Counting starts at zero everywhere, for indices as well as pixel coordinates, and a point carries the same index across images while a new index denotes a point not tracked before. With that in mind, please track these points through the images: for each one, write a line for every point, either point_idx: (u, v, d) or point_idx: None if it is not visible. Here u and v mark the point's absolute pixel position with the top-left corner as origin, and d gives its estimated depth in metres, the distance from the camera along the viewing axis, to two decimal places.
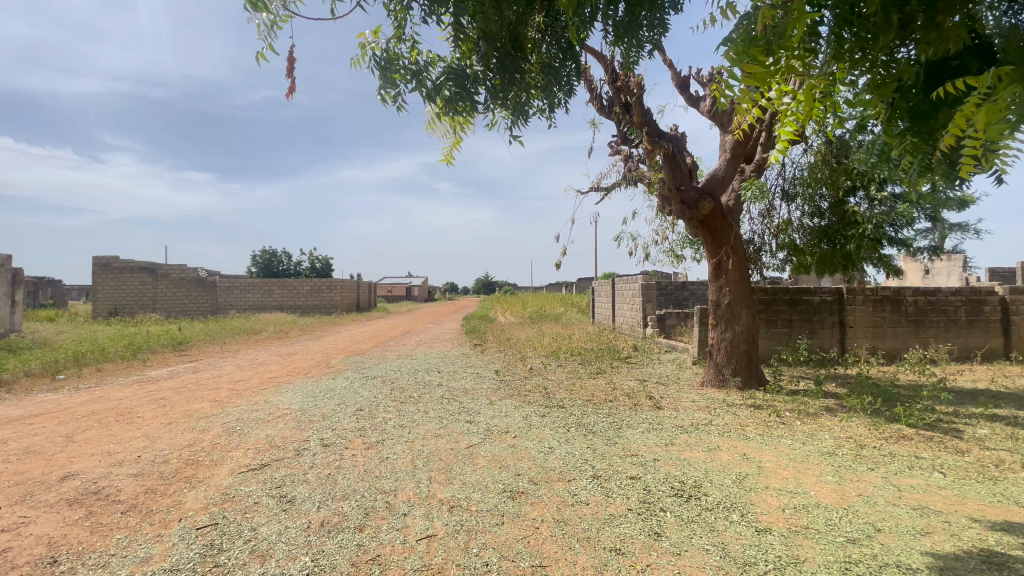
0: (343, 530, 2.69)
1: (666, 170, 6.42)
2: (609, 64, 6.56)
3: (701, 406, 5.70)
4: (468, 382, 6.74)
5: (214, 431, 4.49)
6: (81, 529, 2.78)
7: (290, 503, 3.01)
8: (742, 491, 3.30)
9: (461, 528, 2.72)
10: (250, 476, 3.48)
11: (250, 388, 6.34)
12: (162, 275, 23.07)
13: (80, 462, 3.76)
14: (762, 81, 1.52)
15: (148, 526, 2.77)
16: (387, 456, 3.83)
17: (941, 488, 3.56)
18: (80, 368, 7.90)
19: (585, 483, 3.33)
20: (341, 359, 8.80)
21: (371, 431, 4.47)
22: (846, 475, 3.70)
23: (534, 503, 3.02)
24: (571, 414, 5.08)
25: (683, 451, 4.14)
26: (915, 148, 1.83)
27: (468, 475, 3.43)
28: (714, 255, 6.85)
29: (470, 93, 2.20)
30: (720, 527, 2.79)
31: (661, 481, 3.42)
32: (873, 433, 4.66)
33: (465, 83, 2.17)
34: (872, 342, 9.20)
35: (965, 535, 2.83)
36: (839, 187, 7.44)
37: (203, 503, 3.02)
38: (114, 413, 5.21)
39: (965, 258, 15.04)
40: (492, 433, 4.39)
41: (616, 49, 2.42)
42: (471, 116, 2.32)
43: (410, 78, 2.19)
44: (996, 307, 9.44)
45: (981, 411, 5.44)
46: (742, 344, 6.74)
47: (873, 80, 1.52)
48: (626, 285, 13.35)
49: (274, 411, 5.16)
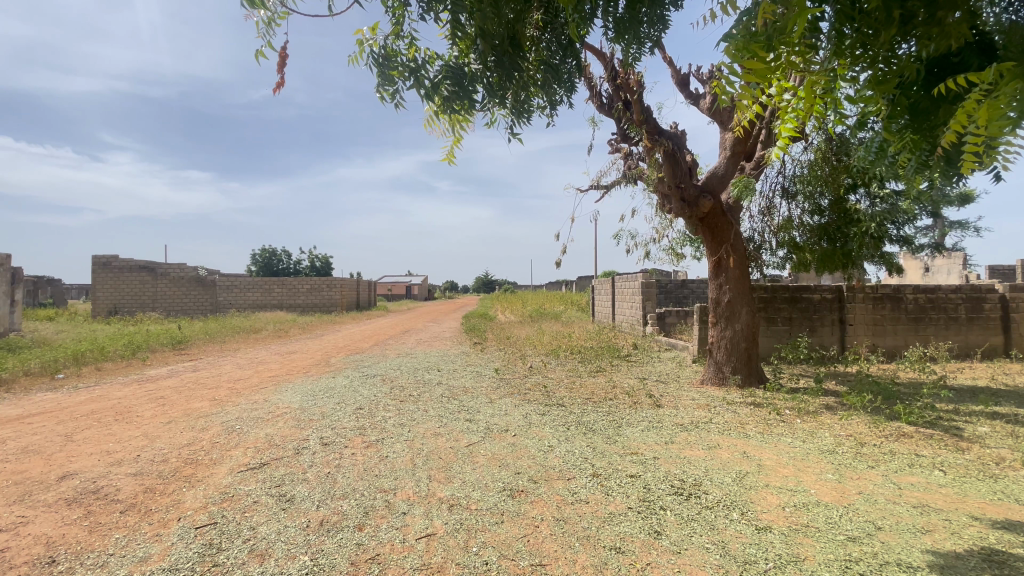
0: (343, 529, 2.69)
1: (666, 168, 6.40)
2: (609, 62, 6.54)
3: (701, 404, 5.70)
4: (468, 381, 6.72)
5: (213, 431, 4.49)
6: (79, 529, 2.77)
7: (289, 502, 3.00)
8: (742, 489, 3.29)
9: (461, 527, 2.71)
10: (249, 475, 3.47)
11: (250, 387, 6.34)
12: (162, 274, 23.06)
13: (78, 462, 3.76)
14: (763, 79, 1.48)
15: (147, 526, 2.76)
16: (387, 455, 3.82)
17: (942, 486, 3.55)
18: (79, 368, 7.89)
19: (585, 481, 3.33)
20: (341, 358, 8.79)
21: (371, 430, 4.47)
22: (846, 473, 3.70)
23: (534, 502, 3.01)
24: (570, 413, 5.06)
25: (683, 449, 4.13)
26: (916, 145, 1.82)
27: (467, 474, 3.42)
28: (714, 253, 6.83)
29: (469, 92, 2.18)
30: (720, 526, 2.78)
31: (661, 480, 3.41)
32: (873, 431, 4.66)
33: (463, 82, 2.13)
34: (872, 339, 9.19)
35: (966, 534, 2.82)
36: (840, 185, 7.44)
37: (202, 503, 3.01)
38: (113, 413, 5.20)
39: (964, 255, 15.04)
40: (492, 432, 4.38)
41: (616, 46, 2.40)
42: (470, 114, 2.30)
43: (407, 76, 2.16)
44: (995, 304, 9.43)
45: (981, 409, 5.43)
46: (742, 342, 6.73)
47: (874, 77, 1.50)
48: (626, 284, 13.34)
49: (273, 410, 5.15)
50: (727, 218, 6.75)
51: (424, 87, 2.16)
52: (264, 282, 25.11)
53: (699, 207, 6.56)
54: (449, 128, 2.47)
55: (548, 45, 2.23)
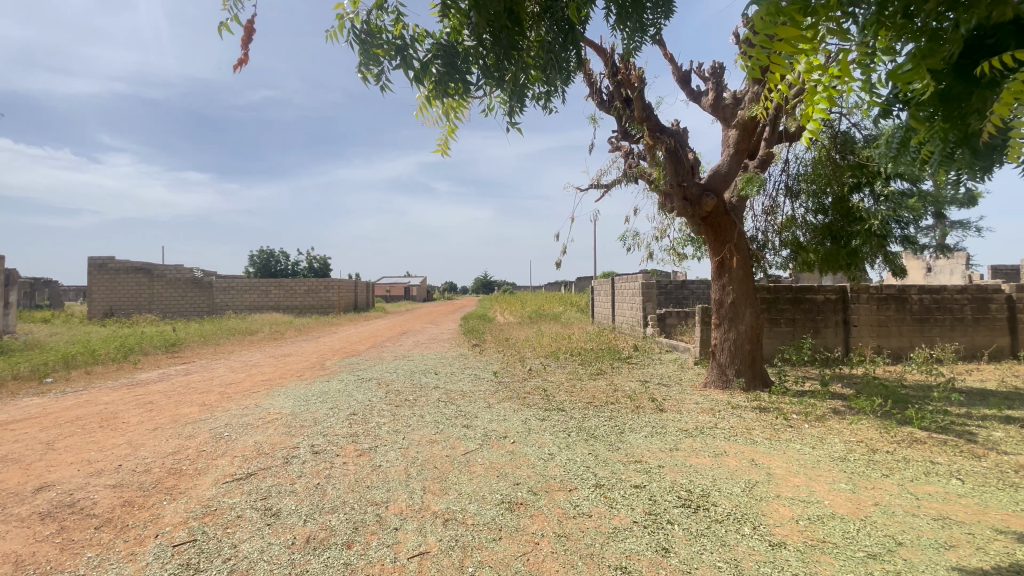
0: (330, 547, 2.52)
1: (668, 165, 6.26)
2: (609, 57, 6.41)
3: (705, 409, 5.54)
4: (466, 384, 6.58)
5: (200, 438, 4.33)
6: (50, 546, 2.61)
7: (275, 516, 2.84)
8: (752, 500, 3.13)
9: (456, 545, 2.54)
10: (234, 486, 3.30)
11: (242, 391, 6.17)
12: (159, 275, 22.88)
13: (57, 472, 3.59)
14: (795, 50, 1.31)
15: (121, 544, 2.59)
16: (379, 464, 3.66)
17: (961, 496, 3.40)
18: (68, 371, 7.71)
19: (587, 492, 3.17)
20: (337, 360, 8.63)
21: (364, 437, 4.30)
22: (860, 483, 3.54)
23: (535, 516, 2.85)
24: (572, 418, 4.91)
25: (689, 457, 3.98)
26: (944, 135, 1.68)
27: (464, 485, 3.26)
28: (717, 253, 6.67)
29: (461, 72, 1.99)
30: (732, 542, 2.63)
31: (667, 491, 3.25)
32: (885, 437, 4.51)
33: (456, 61, 1.96)
34: (877, 341, 9.03)
35: (992, 549, 2.66)
36: (844, 183, 7.13)
37: (182, 518, 2.84)
38: (99, 418, 5.04)
39: (967, 255, 14.93)
40: (490, 439, 4.22)
41: (619, 33, 2.26)
42: (464, 100, 2.11)
43: (394, 53, 1.97)
44: (1002, 305, 9.29)
45: (994, 413, 5.27)
46: (746, 344, 6.57)
47: (917, 51, 1.31)
48: (626, 284, 13.19)
49: (265, 415, 4.99)
50: (729, 217, 6.60)
51: (413, 68, 1.96)
52: (260, 283, 24.88)
53: (700, 207, 6.41)
54: (443, 115, 2.28)
55: (548, 29, 2.07)
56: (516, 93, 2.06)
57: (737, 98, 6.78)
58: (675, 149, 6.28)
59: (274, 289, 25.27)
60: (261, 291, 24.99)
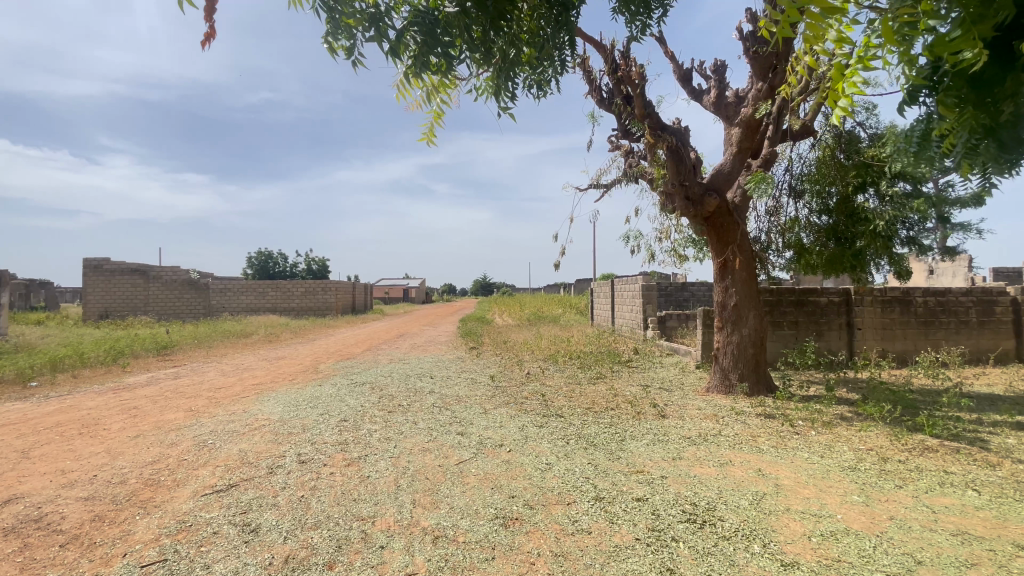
0: (310, 568, 2.35)
1: (669, 164, 6.10)
2: (609, 53, 6.27)
3: (708, 415, 5.37)
4: (462, 389, 6.40)
5: (183, 446, 4.15)
6: (10, 566, 2.43)
7: (253, 533, 2.66)
8: (761, 515, 2.96)
9: (445, 566, 2.37)
10: (213, 499, 3.13)
11: (230, 396, 5.99)
12: (154, 277, 22.68)
13: (28, 483, 3.41)
14: None
15: (86, 564, 2.41)
16: (368, 475, 3.48)
17: (979, 509, 3.23)
18: (54, 375, 7.52)
19: (586, 506, 2.99)
20: (330, 364, 8.45)
21: (354, 445, 4.13)
22: (873, 495, 3.37)
23: (530, 533, 2.67)
24: (570, 425, 4.73)
25: (693, 466, 3.81)
26: (975, 122, 1.42)
27: (456, 498, 3.08)
28: (719, 254, 6.51)
29: (443, 43, 1.77)
30: (740, 561, 2.46)
31: (671, 504, 3.08)
32: (895, 445, 4.35)
33: (436, 30, 1.74)
34: (882, 344, 8.87)
35: (1019, 569, 2.49)
36: (849, 183, 6.91)
37: (154, 535, 2.66)
38: (80, 425, 4.86)
39: (970, 259, 14.78)
40: (485, 447, 4.04)
41: None
42: (447, 79, 1.92)
43: (367, 23, 1.78)
44: (1007, 307, 9.14)
45: (1007, 420, 5.10)
46: (749, 348, 6.40)
47: (964, 16, 1.15)
48: (626, 287, 13.02)
49: (252, 422, 4.81)
50: (731, 218, 6.43)
51: (389, 40, 1.76)
52: (256, 284, 24.68)
53: (702, 207, 6.25)
54: (425, 95, 2.08)
55: (539, 6, 1.91)
56: (505, 68, 1.89)
57: (739, 96, 6.64)
58: (677, 147, 6.12)
59: (270, 291, 25.07)
60: (257, 292, 24.79)
